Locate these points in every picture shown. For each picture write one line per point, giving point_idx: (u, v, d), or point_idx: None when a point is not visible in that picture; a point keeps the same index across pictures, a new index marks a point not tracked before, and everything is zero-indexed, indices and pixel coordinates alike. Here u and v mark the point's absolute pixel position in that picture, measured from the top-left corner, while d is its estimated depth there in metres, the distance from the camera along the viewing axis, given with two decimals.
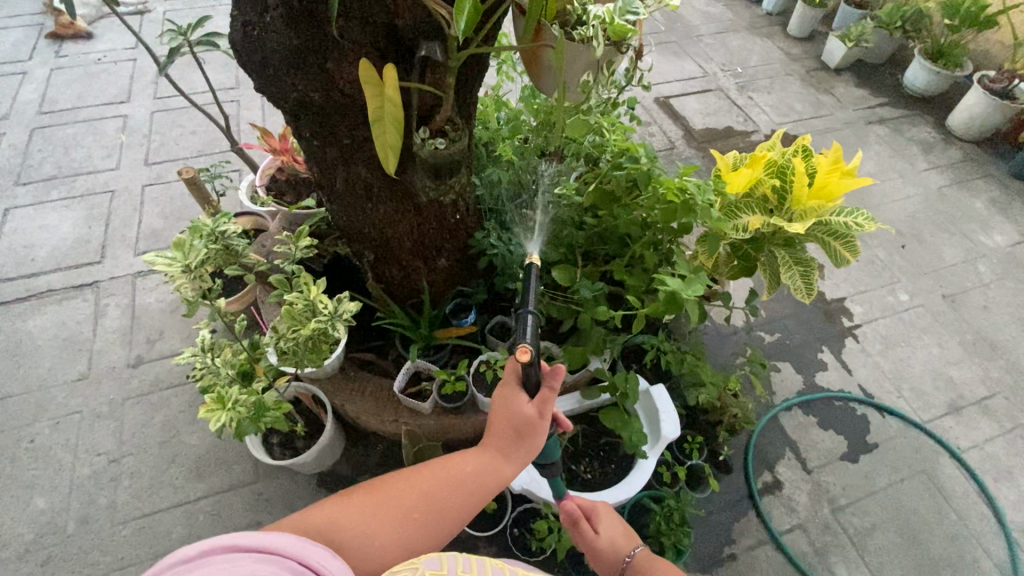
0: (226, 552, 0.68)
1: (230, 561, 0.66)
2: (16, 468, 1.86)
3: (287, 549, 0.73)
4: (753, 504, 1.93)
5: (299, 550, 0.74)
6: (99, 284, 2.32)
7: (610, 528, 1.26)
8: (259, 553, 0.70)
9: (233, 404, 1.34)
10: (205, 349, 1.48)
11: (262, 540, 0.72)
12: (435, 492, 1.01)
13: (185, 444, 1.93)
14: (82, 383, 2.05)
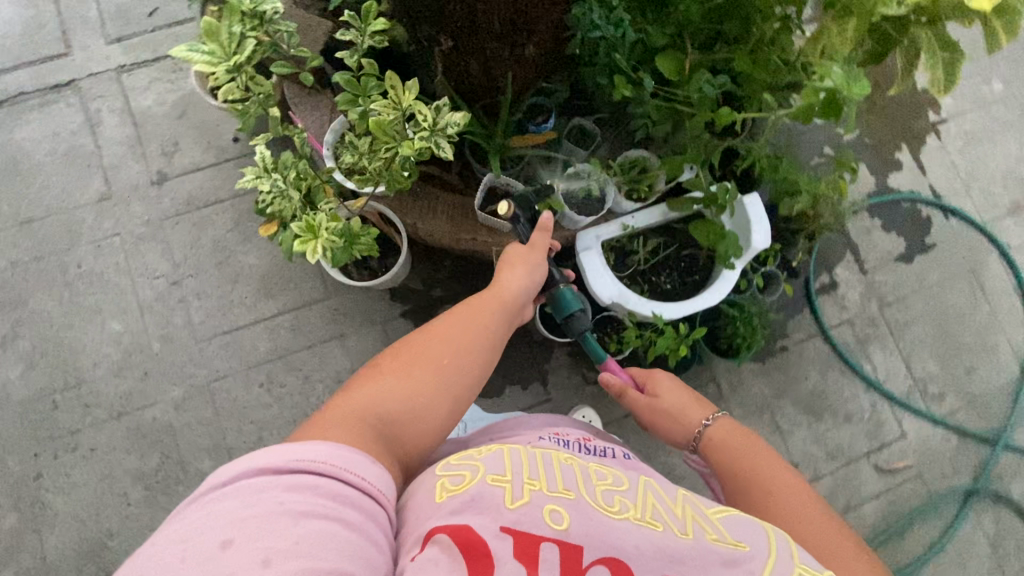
0: (255, 478, 0.66)
1: (254, 493, 0.64)
2: (74, 293, 1.79)
3: (315, 462, 0.69)
4: (808, 303, 2.02)
5: (340, 461, 0.71)
6: (79, 84, 1.93)
7: (672, 396, 1.30)
8: (288, 473, 0.67)
9: (325, 232, 1.23)
10: (269, 170, 1.27)
11: (295, 456, 0.69)
12: (471, 342, 1.01)
13: (245, 264, 1.85)
14: (108, 203, 1.86)
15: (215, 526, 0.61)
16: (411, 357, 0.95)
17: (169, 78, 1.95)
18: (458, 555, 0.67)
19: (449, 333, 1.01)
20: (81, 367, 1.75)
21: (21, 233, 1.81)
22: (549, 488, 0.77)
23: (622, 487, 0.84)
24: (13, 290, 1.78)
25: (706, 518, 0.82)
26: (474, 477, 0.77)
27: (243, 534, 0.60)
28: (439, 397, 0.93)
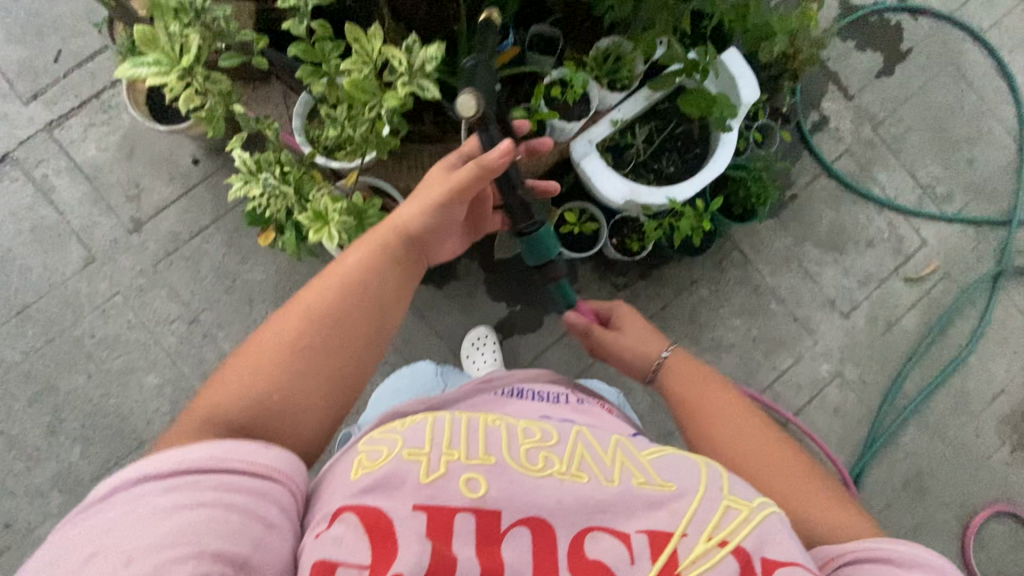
0: (152, 483, 0.65)
1: (148, 498, 0.63)
2: (101, 361, 1.77)
3: (211, 461, 0.68)
4: (805, 145, 2.01)
5: (243, 458, 0.70)
6: (14, 155, 1.81)
7: (634, 339, 1.21)
8: (182, 478, 0.65)
9: (334, 217, 1.18)
10: (256, 173, 1.22)
11: (190, 456, 0.67)
12: (343, 304, 0.89)
13: (253, 282, 1.81)
14: (96, 265, 1.80)
15: (100, 537, 0.60)
16: (275, 342, 0.84)
17: (103, 120, 1.84)
18: (361, 534, 0.66)
19: (315, 301, 0.89)
20: (137, 428, 1.76)
21: (23, 322, 1.77)
22: (467, 454, 0.75)
23: (551, 440, 0.79)
24: (39, 378, 1.76)
25: (637, 460, 0.78)
26: (389, 452, 0.74)
27: (131, 538, 0.60)
28: (311, 379, 0.84)
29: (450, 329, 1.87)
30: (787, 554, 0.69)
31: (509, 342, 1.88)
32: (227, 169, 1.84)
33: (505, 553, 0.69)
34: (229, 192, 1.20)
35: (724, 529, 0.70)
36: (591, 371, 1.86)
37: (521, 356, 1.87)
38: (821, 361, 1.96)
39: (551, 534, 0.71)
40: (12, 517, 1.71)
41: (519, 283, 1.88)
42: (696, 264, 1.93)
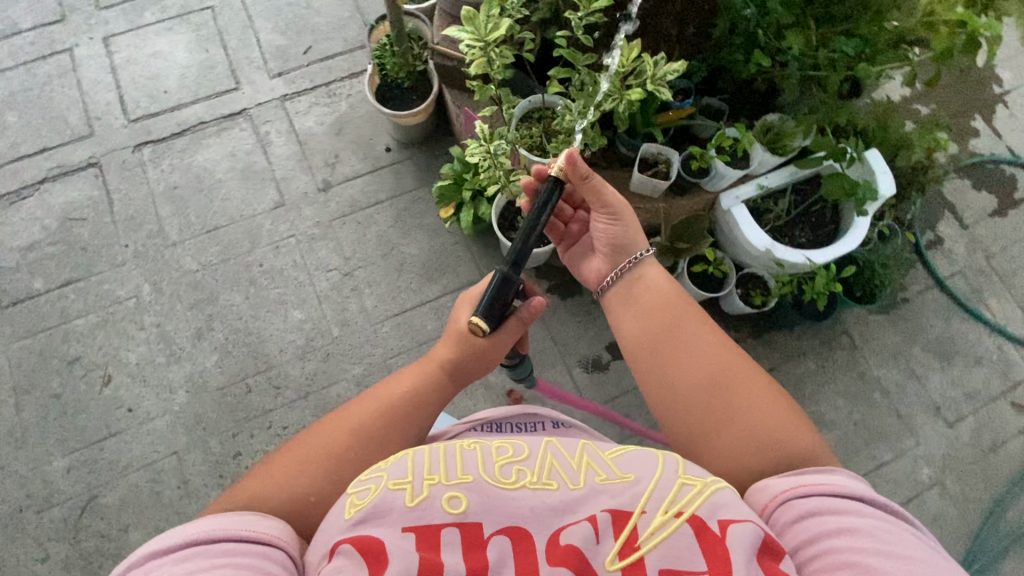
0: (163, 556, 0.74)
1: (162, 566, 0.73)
2: (260, 288, 1.98)
3: (215, 532, 0.77)
4: (919, 257, 2.16)
5: (243, 527, 0.79)
6: (250, 112, 2.20)
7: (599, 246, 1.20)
8: (210, 536, 0.76)
9: None
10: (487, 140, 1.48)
11: (199, 529, 0.77)
12: (375, 422, 0.98)
13: (407, 255, 2.04)
14: (282, 209, 2.08)
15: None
16: (325, 451, 0.93)
17: (326, 102, 2.23)
18: (357, 558, 0.68)
19: (355, 422, 0.97)
20: (270, 352, 1.92)
21: (209, 240, 2.03)
22: (448, 473, 0.77)
23: (524, 454, 0.81)
24: (205, 289, 1.98)
25: (602, 460, 0.80)
26: (376, 488, 0.76)
27: None
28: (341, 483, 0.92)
29: (565, 339, 1.97)
30: (740, 515, 0.73)
31: (618, 364, 1.96)
32: (412, 160, 2.16)
33: (489, 554, 0.70)
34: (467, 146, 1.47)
35: (681, 501, 0.74)
36: None
37: (626, 381, 1.94)
38: (922, 464, 1.93)
39: (529, 540, 0.72)
40: (138, 403, 1.85)
41: None
42: (806, 337, 2.02)
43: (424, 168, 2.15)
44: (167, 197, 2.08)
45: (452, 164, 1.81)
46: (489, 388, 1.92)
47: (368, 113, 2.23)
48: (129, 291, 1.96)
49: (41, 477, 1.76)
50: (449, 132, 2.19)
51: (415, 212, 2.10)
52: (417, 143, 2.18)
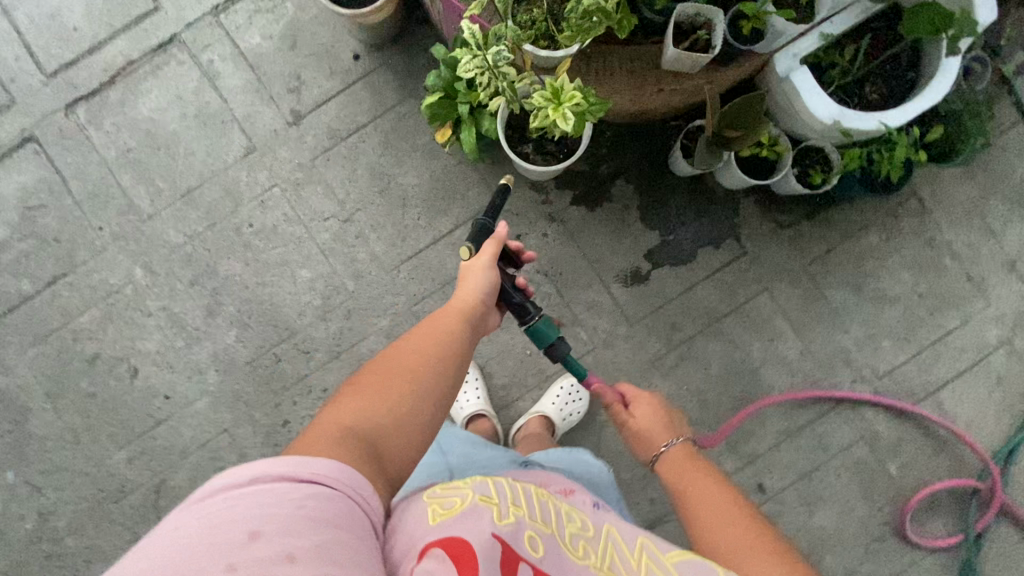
0: (279, 483, 0.70)
1: (282, 494, 0.69)
2: (257, 252, 1.80)
3: (332, 475, 0.74)
4: (1009, 86, 1.80)
5: (352, 480, 0.76)
6: (181, 38, 1.81)
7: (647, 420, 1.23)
8: (296, 483, 0.71)
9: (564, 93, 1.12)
10: (481, 47, 1.18)
11: (314, 467, 0.73)
12: (437, 353, 1.00)
13: (408, 186, 1.79)
14: (255, 155, 1.80)
15: (213, 523, 0.66)
16: (391, 371, 0.93)
17: (267, 7, 1.80)
18: (449, 562, 0.75)
19: (419, 352, 0.98)
20: (288, 318, 1.80)
21: (186, 206, 1.80)
22: (528, 512, 0.89)
23: (590, 533, 0.94)
24: (200, 262, 1.80)
25: (661, 564, 0.91)
26: (464, 500, 0.85)
27: (271, 525, 0.66)
28: (416, 408, 0.91)
29: (598, 254, 1.79)
30: None
31: (660, 274, 1.78)
32: (387, 68, 1.80)
33: None
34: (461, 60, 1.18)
35: None
36: (742, 312, 1.78)
37: (671, 289, 1.78)
38: (992, 326, 1.81)
39: None
40: (173, 390, 1.81)
41: (676, 213, 1.78)
42: (869, 209, 1.78)
43: (405, 75, 1.80)
44: (123, 163, 1.80)
45: (438, 72, 1.49)
46: None
47: (321, 13, 1.80)
48: (122, 278, 1.80)
49: (107, 470, 1.80)
50: (423, 21, 1.79)
51: (406, 133, 1.80)
52: (388, 44, 1.79)
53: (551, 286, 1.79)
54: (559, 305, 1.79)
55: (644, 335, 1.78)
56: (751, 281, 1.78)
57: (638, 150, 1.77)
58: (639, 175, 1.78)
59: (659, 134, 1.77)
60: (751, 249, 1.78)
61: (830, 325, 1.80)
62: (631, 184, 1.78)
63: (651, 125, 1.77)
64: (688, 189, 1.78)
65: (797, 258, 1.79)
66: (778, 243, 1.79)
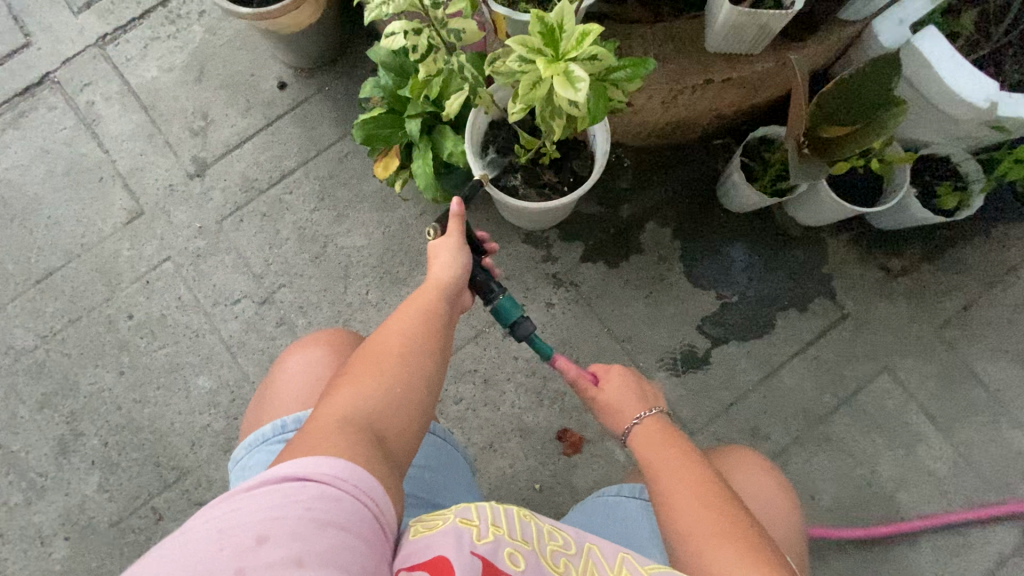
0: (291, 490, 0.47)
1: (293, 501, 0.46)
2: (137, 354, 1.25)
3: (349, 490, 0.49)
4: None
5: (363, 492, 0.49)
6: (54, 77, 1.36)
7: (620, 397, 0.77)
8: (299, 482, 0.47)
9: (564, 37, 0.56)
10: None
11: (319, 471, 0.49)
12: (432, 338, 0.66)
13: (351, 249, 1.27)
14: (142, 221, 1.30)
15: (205, 544, 0.44)
16: (375, 362, 0.62)
17: (169, 33, 1.38)
18: None
19: (415, 326, 0.66)
20: (177, 452, 1.21)
21: (42, 295, 1.28)
22: (513, 532, 0.57)
23: (571, 551, 0.60)
24: (54, 374, 1.24)
25: None
26: (442, 519, 0.56)
27: (288, 528, 0.44)
28: (420, 390, 0.62)
29: (630, 329, 1.22)
30: None
31: (723, 353, 1.21)
32: (323, 96, 1.34)
33: None
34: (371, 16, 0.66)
35: None
36: (852, 404, 1.18)
37: (743, 377, 1.20)
38: None
39: None
40: None
41: (737, 264, 1.23)
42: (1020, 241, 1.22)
43: (347, 104, 1.33)
44: None
45: (376, 79, 1.00)
46: (528, 435, 1.19)
47: (237, 35, 1.37)
48: None
49: None
50: (369, 35, 1.35)
51: (348, 178, 1.30)
52: (324, 67, 1.35)
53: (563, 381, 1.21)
54: (576, 409, 1.20)
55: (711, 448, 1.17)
56: (860, 357, 1.20)
57: (671, 181, 1.26)
58: (677, 215, 1.25)
59: (699, 156, 1.26)
60: (853, 310, 1.22)
61: (992, 419, 1.18)
62: (667, 227, 1.25)
63: (687, 145, 1.27)
64: (750, 230, 1.24)
65: (923, 318, 1.21)
66: (891, 299, 1.22)
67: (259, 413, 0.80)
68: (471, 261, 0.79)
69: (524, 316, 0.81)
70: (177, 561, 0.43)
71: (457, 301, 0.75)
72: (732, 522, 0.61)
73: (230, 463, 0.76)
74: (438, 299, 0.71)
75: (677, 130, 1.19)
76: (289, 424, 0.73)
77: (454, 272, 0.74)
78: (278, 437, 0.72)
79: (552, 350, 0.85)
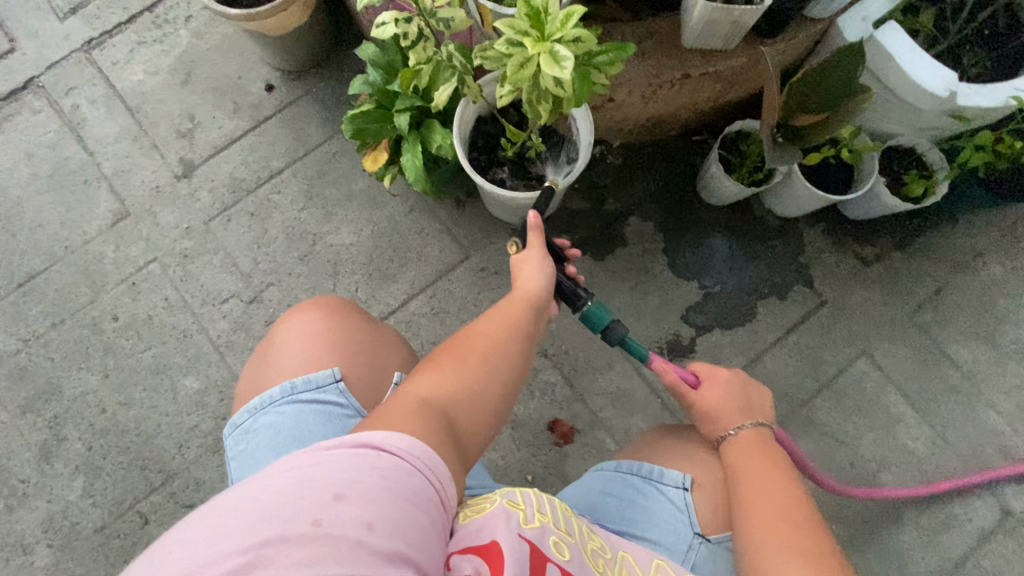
0: (378, 457, 0.49)
1: (378, 468, 0.48)
2: (123, 355, 1.23)
3: (430, 474, 0.51)
4: None
5: (437, 477, 0.51)
6: (39, 81, 1.36)
7: (717, 396, 0.79)
8: (380, 450, 0.49)
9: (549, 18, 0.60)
10: None
11: (401, 445, 0.50)
12: (515, 344, 0.69)
13: (340, 247, 1.28)
14: (128, 222, 1.30)
15: (280, 493, 0.45)
16: (458, 357, 0.65)
17: (155, 37, 1.39)
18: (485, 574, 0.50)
19: (499, 328, 0.69)
20: (164, 454, 1.19)
21: (25, 298, 1.26)
22: (558, 523, 0.60)
23: (608, 555, 0.64)
24: (36, 378, 1.22)
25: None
26: (489, 502, 0.58)
27: (365, 490, 0.46)
28: (498, 390, 0.65)
29: (617, 320, 1.25)
30: None
31: (709, 341, 1.24)
32: (310, 98, 1.36)
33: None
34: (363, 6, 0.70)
35: None
36: (834, 387, 1.22)
37: (728, 364, 1.23)
38: None
39: None
40: None
41: (718, 255, 1.27)
42: (985, 228, 1.28)
43: (334, 105, 1.35)
44: None
45: (364, 75, 1.03)
46: (520, 426, 1.20)
47: (224, 39, 1.39)
48: None
49: None
50: (356, 39, 1.38)
51: (336, 177, 1.31)
52: (312, 69, 1.37)
53: (554, 372, 1.22)
54: (567, 399, 1.22)
55: None
56: (839, 342, 1.24)
57: (653, 175, 1.30)
58: (659, 208, 1.29)
59: (679, 151, 1.31)
60: (831, 297, 1.26)
61: (966, 400, 1.22)
62: (650, 220, 1.29)
63: (667, 141, 1.31)
64: (729, 222, 1.28)
65: (897, 304, 1.26)
66: (866, 286, 1.26)
67: (260, 377, 0.80)
68: (557, 272, 0.81)
69: (615, 321, 0.83)
70: (258, 501, 0.45)
71: (542, 313, 0.77)
72: (795, 536, 0.65)
73: (228, 428, 0.78)
74: (522, 305, 0.73)
75: (657, 126, 1.23)
76: (297, 386, 0.75)
77: (541, 283, 0.76)
78: (285, 398, 0.75)
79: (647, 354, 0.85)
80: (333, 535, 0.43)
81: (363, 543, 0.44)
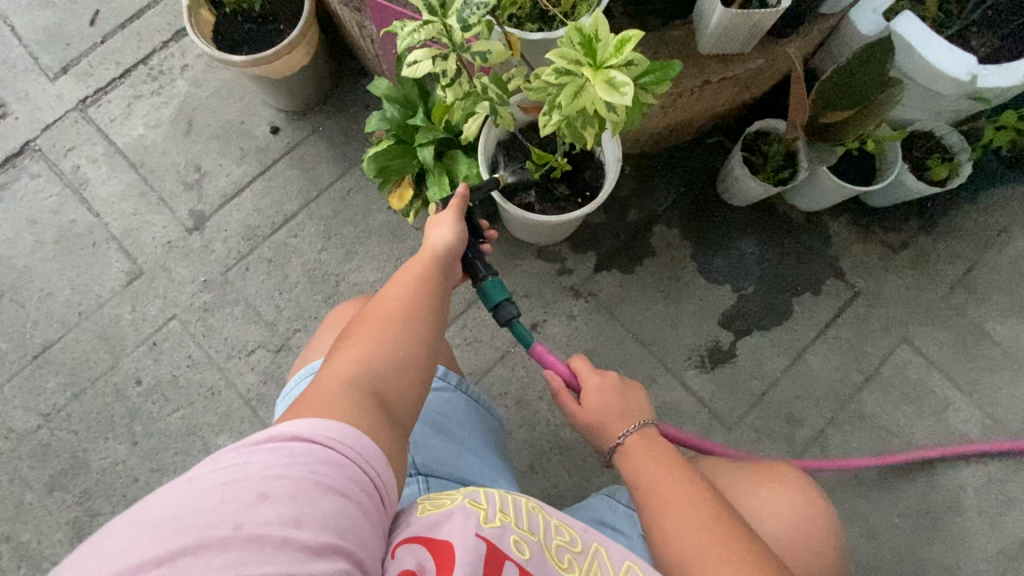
0: (291, 450, 0.46)
1: (296, 462, 0.45)
2: (150, 420, 1.19)
3: (355, 456, 0.48)
4: None
5: (366, 460, 0.49)
6: (35, 144, 1.32)
7: (599, 398, 0.80)
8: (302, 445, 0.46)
9: (603, 47, 0.58)
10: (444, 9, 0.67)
11: (321, 437, 0.48)
12: (428, 301, 0.66)
13: (365, 285, 1.25)
14: (142, 281, 1.26)
15: (199, 497, 0.42)
16: (372, 328, 0.61)
17: (152, 89, 1.36)
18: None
19: (412, 294, 0.65)
20: None
21: (42, 371, 1.21)
22: (520, 522, 0.58)
23: (577, 548, 0.62)
24: (62, 454, 1.17)
25: None
26: (451, 501, 0.58)
27: (288, 486, 0.43)
28: (424, 353, 0.62)
29: (655, 333, 1.23)
30: None
31: (747, 344, 1.22)
32: (318, 136, 1.33)
33: None
34: (400, 46, 0.68)
35: None
36: (878, 378, 1.21)
37: (770, 365, 1.21)
38: None
39: None
40: None
41: (747, 256, 1.26)
42: (1006, 204, 1.28)
43: (343, 141, 1.33)
44: None
45: (380, 111, 1.00)
46: (568, 451, 1.17)
47: (223, 84, 1.36)
48: None
49: None
50: (359, 72, 1.35)
51: (353, 214, 1.29)
52: (316, 107, 1.34)
53: None
54: None
55: (750, 440, 1.18)
56: (877, 331, 1.23)
57: (674, 182, 1.29)
58: (684, 214, 1.28)
59: (696, 155, 1.30)
60: (863, 287, 1.25)
61: (1010, 377, 1.21)
62: (675, 227, 1.27)
63: (681, 146, 1.30)
64: (754, 222, 1.27)
65: (929, 288, 1.25)
66: (897, 273, 1.26)
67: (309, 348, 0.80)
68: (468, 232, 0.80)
69: (508, 299, 0.80)
70: (175, 505, 0.41)
71: (450, 271, 0.75)
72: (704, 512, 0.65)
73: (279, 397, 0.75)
74: (433, 267, 0.70)
75: (673, 132, 1.22)
76: None
77: (449, 236, 0.74)
78: None
79: (531, 339, 0.84)
80: (257, 535, 0.41)
81: (289, 541, 0.41)
